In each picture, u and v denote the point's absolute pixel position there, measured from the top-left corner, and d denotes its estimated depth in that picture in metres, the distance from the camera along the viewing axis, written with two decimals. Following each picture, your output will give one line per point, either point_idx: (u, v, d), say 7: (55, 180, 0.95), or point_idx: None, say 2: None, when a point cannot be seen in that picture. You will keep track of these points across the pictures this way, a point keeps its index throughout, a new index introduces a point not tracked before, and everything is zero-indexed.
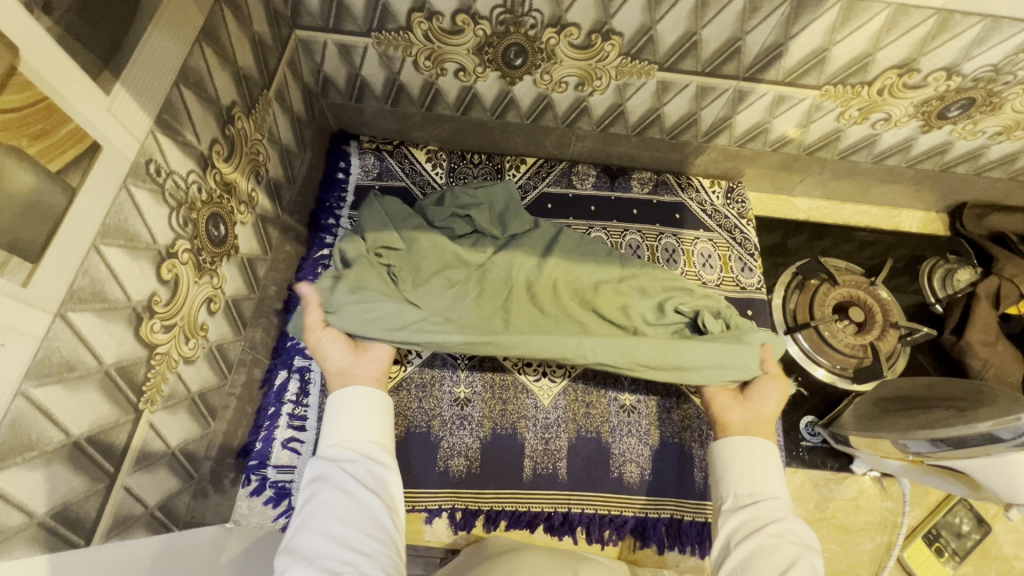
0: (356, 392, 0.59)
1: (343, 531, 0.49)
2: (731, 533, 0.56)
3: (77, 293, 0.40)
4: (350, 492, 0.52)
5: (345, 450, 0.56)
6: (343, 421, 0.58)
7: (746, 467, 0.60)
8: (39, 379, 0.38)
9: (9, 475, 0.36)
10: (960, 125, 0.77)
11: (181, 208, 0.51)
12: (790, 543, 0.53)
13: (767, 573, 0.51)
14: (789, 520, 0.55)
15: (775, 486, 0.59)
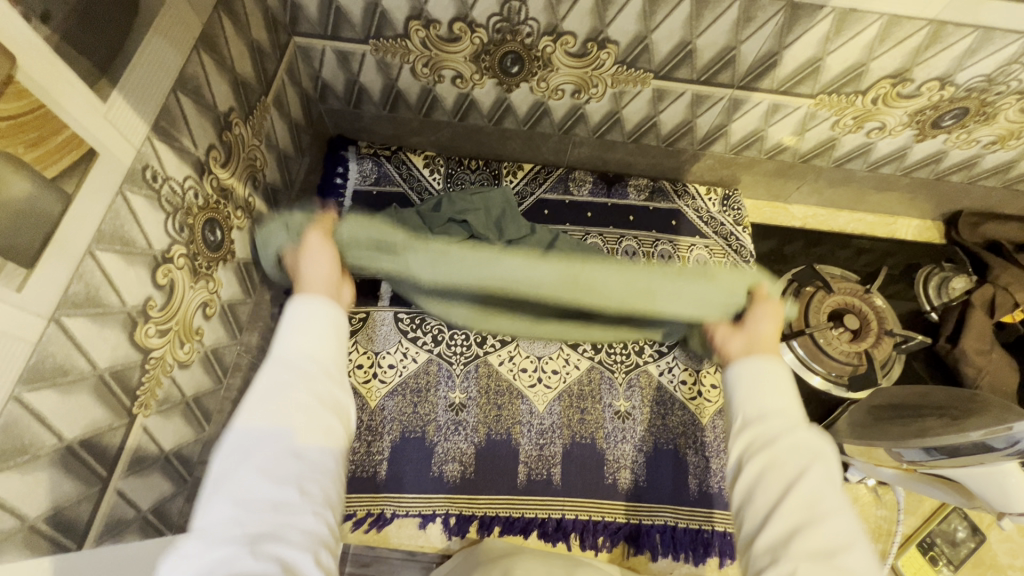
0: (318, 301, 0.48)
1: (278, 452, 0.37)
2: (740, 452, 0.46)
3: (71, 298, 0.40)
4: (293, 409, 0.40)
5: (291, 355, 0.43)
6: (293, 325, 0.46)
7: (755, 383, 0.50)
8: (32, 383, 0.38)
9: (2, 479, 0.36)
10: (954, 134, 0.77)
11: (177, 214, 0.52)
12: (802, 455, 0.43)
13: (775, 490, 0.41)
14: (799, 430, 0.45)
15: (780, 397, 0.48)
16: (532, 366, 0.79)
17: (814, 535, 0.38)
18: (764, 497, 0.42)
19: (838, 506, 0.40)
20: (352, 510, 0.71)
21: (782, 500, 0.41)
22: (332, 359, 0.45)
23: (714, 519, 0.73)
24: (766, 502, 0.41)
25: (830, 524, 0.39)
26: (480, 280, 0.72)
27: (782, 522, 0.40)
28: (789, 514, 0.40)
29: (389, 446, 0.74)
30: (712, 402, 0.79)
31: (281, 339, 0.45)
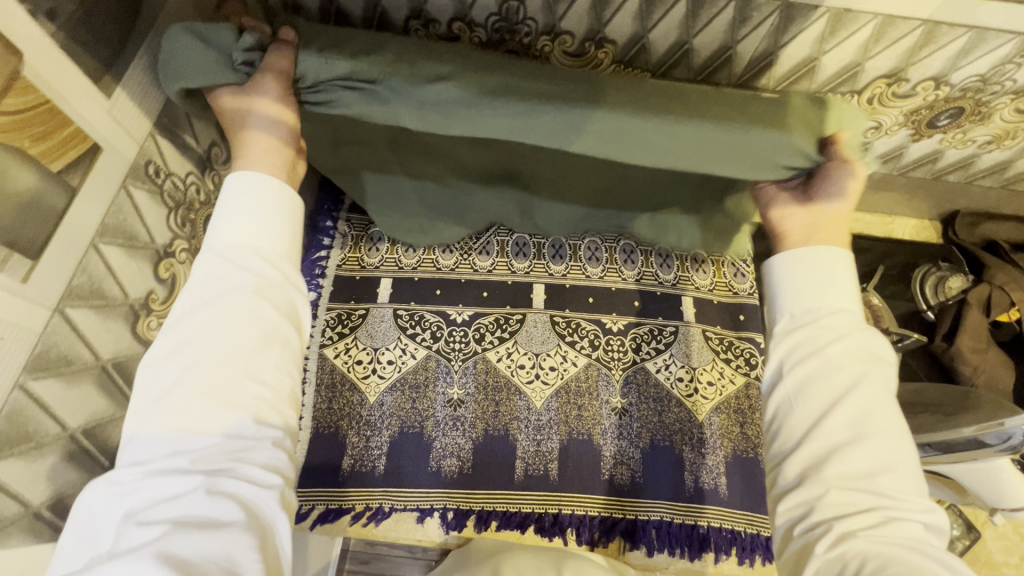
0: (252, 179, 0.45)
1: (224, 373, 0.39)
2: (783, 354, 0.48)
3: (76, 290, 0.41)
4: (233, 325, 0.40)
5: (234, 255, 0.43)
6: (230, 217, 0.44)
7: (822, 273, 0.49)
8: (36, 373, 0.39)
9: (5, 465, 0.37)
10: (950, 134, 0.78)
11: (179, 209, 0.53)
12: (856, 364, 0.45)
13: (823, 398, 0.44)
14: (853, 336, 0.46)
15: (841, 294, 0.49)
16: (530, 362, 0.80)
17: (862, 447, 0.41)
18: (808, 406, 0.45)
19: (884, 415, 0.43)
20: (352, 504, 0.72)
21: (829, 408, 0.44)
22: (277, 255, 0.44)
23: (710, 516, 0.73)
24: (812, 411, 0.44)
25: (871, 437, 0.42)
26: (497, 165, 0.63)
27: (824, 429, 0.43)
28: (837, 425, 0.43)
29: (388, 441, 0.75)
30: (709, 400, 0.79)
31: (216, 226, 0.44)
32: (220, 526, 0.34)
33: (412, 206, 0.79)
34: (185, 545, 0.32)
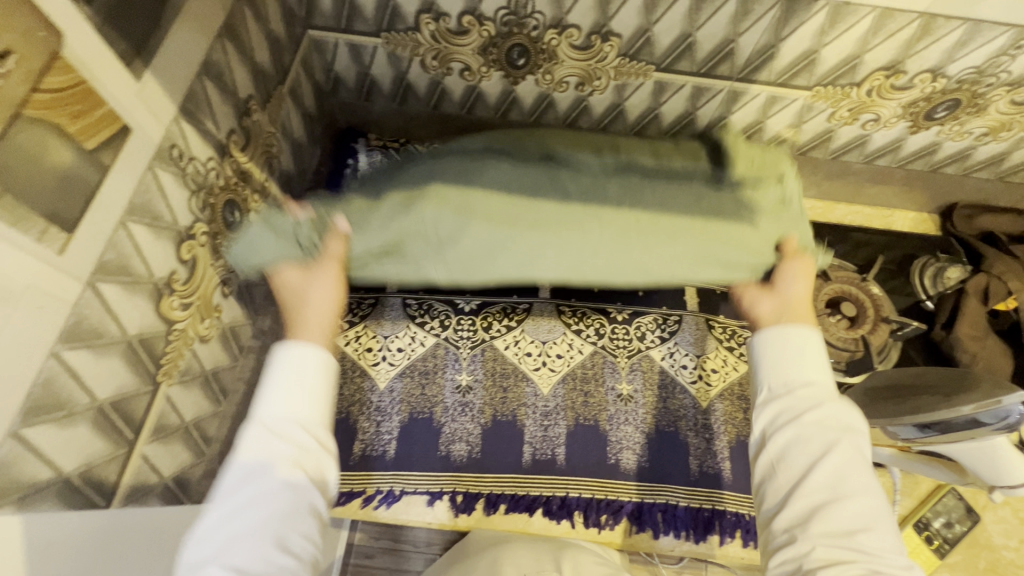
0: (299, 348, 0.48)
1: (264, 539, 0.39)
2: (765, 422, 0.49)
3: (106, 266, 0.43)
4: (266, 491, 0.41)
5: (267, 430, 0.45)
6: (271, 390, 0.46)
7: (798, 353, 0.50)
8: (70, 343, 0.40)
9: (41, 429, 0.39)
10: (946, 126, 0.80)
11: (200, 192, 0.54)
12: (830, 429, 0.46)
13: (801, 466, 0.45)
14: (827, 404, 0.47)
15: (819, 370, 0.50)
16: (537, 350, 0.81)
17: (840, 513, 0.43)
18: (788, 475, 0.46)
19: (861, 478, 0.44)
20: (363, 488, 0.73)
21: (808, 478, 0.44)
22: (313, 419, 0.46)
23: (714, 499, 0.75)
24: (791, 481, 0.45)
25: (850, 502, 0.43)
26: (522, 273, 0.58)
27: (808, 500, 0.44)
28: (814, 491, 0.44)
29: (398, 426, 0.76)
30: (713, 386, 0.80)
31: (260, 398, 0.46)
32: None
33: None
34: None
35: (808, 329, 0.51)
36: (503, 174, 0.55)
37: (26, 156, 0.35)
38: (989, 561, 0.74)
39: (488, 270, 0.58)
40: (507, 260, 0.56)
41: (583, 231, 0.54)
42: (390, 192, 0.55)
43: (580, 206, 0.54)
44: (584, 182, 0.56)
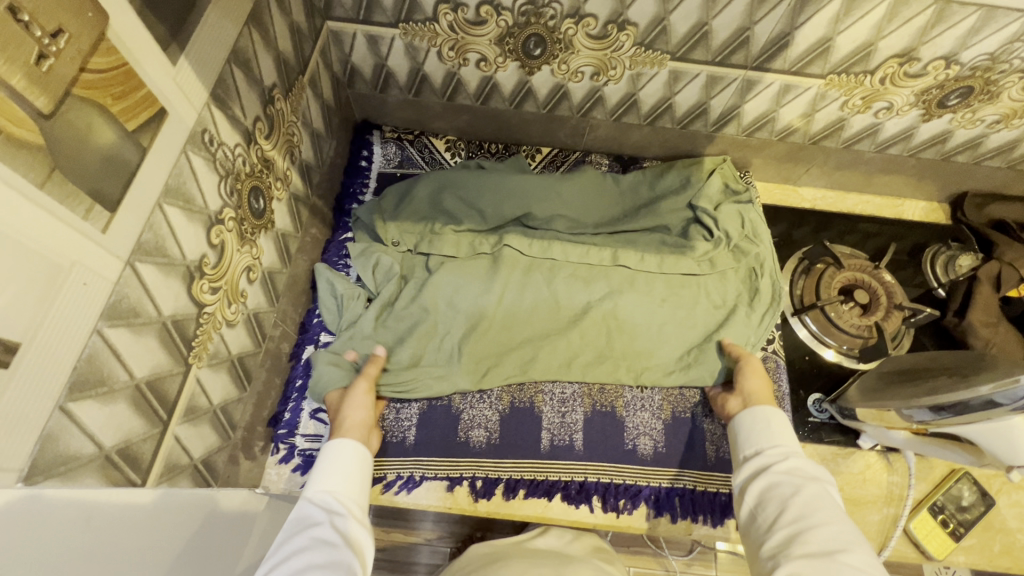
0: (345, 446, 0.60)
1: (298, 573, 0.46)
2: (744, 480, 0.61)
3: (144, 246, 0.44)
4: (324, 542, 0.49)
5: (322, 500, 0.55)
6: (328, 470, 0.58)
7: (767, 428, 0.63)
8: (110, 320, 0.41)
9: (84, 404, 0.40)
10: (959, 113, 0.80)
11: (228, 178, 0.55)
12: (797, 476, 0.57)
13: (774, 507, 0.55)
14: (792, 457, 0.59)
15: (791, 438, 0.62)
16: None
17: (816, 535, 0.50)
18: (767, 515, 0.55)
19: (834, 515, 0.53)
20: (383, 473, 0.74)
21: (783, 514, 0.54)
22: (348, 497, 0.56)
23: (730, 482, 0.75)
24: (771, 521, 0.55)
25: (822, 528, 0.51)
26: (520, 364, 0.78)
27: (786, 529, 0.53)
28: (790, 521, 0.53)
29: (417, 413, 0.77)
30: None
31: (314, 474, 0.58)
32: None
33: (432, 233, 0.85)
34: None
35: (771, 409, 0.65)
36: (509, 292, 0.81)
37: (74, 135, 0.36)
38: (1005, 544, 0.74)
39: (498, 365, 0.78)
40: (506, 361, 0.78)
41: (556, 346, 0.79)
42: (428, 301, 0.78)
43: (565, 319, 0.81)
44: (577, 284, 0.82)
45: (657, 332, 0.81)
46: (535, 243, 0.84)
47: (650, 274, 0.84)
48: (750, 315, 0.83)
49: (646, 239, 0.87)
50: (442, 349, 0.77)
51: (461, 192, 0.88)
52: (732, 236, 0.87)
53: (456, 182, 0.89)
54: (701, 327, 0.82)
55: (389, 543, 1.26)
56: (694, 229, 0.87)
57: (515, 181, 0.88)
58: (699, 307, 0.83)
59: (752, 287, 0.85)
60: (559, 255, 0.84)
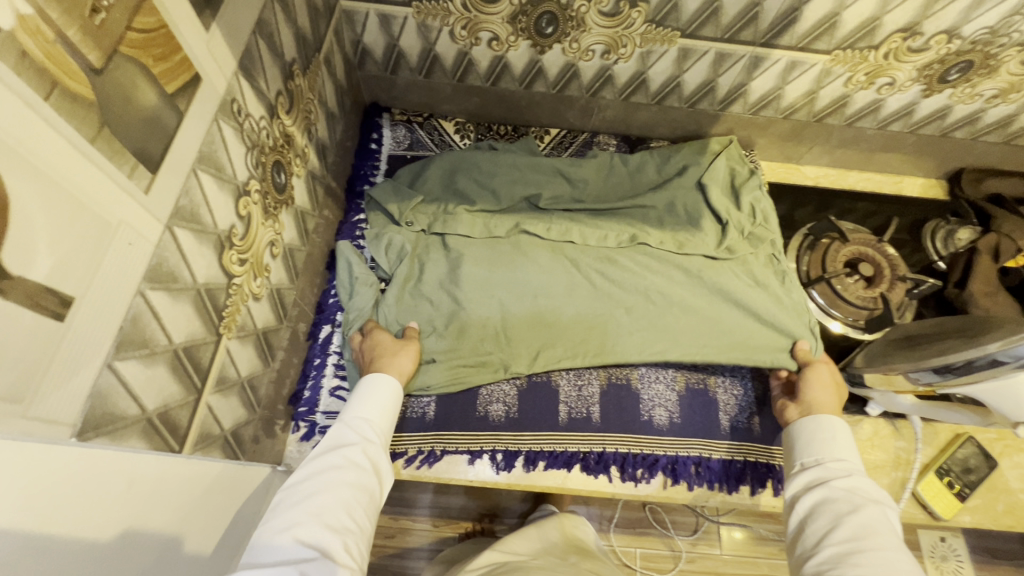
0: (382, 378, 0.65)
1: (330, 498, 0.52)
2: (798, 489, 0.62)
3: (181, 211, 0.44)
4: (353, 466, 0.55)
5: (358, 427, 0.60)
6: (364, 399, 0.63)
7: (833, 439, 0.64)
8: (152, 283, 0.42)
9: (129, 364, 0.40)
10: (959, 88, 0.83)
11: (254, 150, 0.56)
12: (857, 496, 0.57)
13: (826, 521, 0.56)
14: (856, 476, 0.59)
15: (853, 455, 0.63)
16: None
17: (869, 557, 0.50)
18: (818, 529, 0.56)
19: (890, 538, 0.53)
20: (404, 448, 0.74)
21: (834, 532, 0.54)
22: (382, 431, 0.61)
23: (743, 450, 0.77)
24: (820, 534, 0.55)
25: (876, 548, 0.51)
26: (541, 343, 0.79)
27: (837, 547, 0.53)
28: (842, 540, 0.53)
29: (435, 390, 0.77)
30: None
31: (353, 403, 0.63)
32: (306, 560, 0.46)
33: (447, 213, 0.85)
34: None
35: (837, 419, 0.67)
36: (532, 271, 0.81)
37: (119, 94, 0.36)
38: (1008, 504, 0.77)
39: (519, 345, 0.78)
40: (529, 339, 0.78)
41: (577, 326, 0.79)
42: (448, 285, 0.80)
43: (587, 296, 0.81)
44: (601, 266, 0.83)
45: (684, 313, 0.80)
46: (551, 223, 0.85)
47: (670, 258, 0.84)
48: (780, 295, 0.84)
49: (663, 222, 0.88)
50: (463, 328, 0.78)
51: (475, 174, 0.90)
52: (744, 224, 0.88)
53: (475, 164, 0.90)
54: (734, 308, 0.81)
55: (397, 529, 1.27)
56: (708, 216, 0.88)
57: (525, 164, 0.91)
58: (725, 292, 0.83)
59: (778, 269, 0.86)
60: (579, 238, 0.85)
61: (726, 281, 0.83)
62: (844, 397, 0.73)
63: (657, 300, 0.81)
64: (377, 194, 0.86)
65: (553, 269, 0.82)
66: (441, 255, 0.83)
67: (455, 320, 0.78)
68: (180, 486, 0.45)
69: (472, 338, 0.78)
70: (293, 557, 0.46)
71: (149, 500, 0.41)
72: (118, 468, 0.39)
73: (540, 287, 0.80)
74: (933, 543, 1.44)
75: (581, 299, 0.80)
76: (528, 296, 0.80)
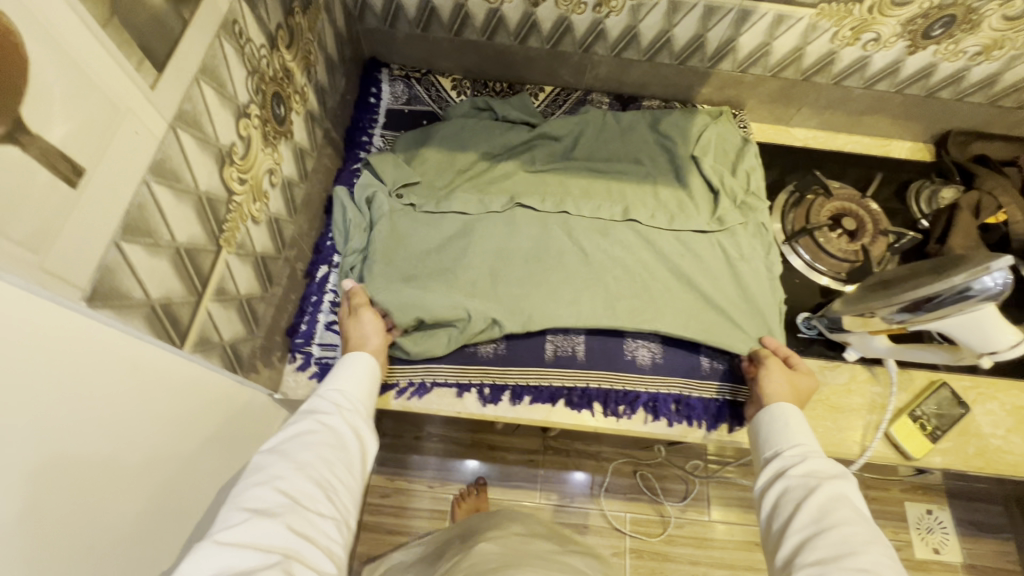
0: (359, 356, 0.69)
1: (310, 454, 0.55)
2: (762, 481, 0.65)
3: (184, 115, 0.47)
4: (332, 432, 0.59)
5: (334, 397, 0.64)
6: (340, 374, 0.66)
7: (785, 427, 0.67)
8: (157, 177, 0.45)
9: (134, 248, 0.43)
10: (942, 45, 0.85)
11: (254, 75, 0.59)
12: (813, 478, 0.60)
13: (787, 508, 0.59)
14: (811, 459, 0.62)
15: (808, 437, 0.66)
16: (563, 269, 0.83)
17: (827, 538, 0.54)
18: (779, 518, 0.59)
19: (850, 513, 0.55)
20: (396, 380, 0.78)
21: (795, 519, 0.57)
22: (360, 402, 0.65)
23: (726, 390, 0.80)
24: (781, 524, 0.59)
25: (832, 529, 0.54)
26: (527, 297, 0.80)
27: (800, 534, 0.56)
28: (803, 526, 0.56)
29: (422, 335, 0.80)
30: None
31: (329, 376, 0.66)
32: (286, 512, 0.50)
33: (443, 175, 0.89)
34: (260, 532, 0.47)
35: (789, 411, 0.69)
36: (529, 241, 0.84)
37: None
38: (977, 447, 0.80)
39: (509, 299, 0.80)
40: (517, 293, 0.80)
41: (566, 283, 0.82)
42: (443, 244, 0.83)
43: (572, 259, 0.84)
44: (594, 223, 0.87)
45: (672, 281, 0.84)
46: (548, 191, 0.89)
47: (661, 231, 0.88)
48: (766, 264, 0.87)
49: (657, 190, 0.92)
50: (450, 281, 0.80)
51: (471, 133, 0.93)
52: (737, 193, 0.92)
53: (477, 130, 0.93)
54: (720, 281, 0.85)
55: (393, 489, 1.35)
56: (698, 184, 0.93)
57: (519, 125, 0.95)
58: (716, 263, 0.87)
59: (766, 240, 0.89)
60: (574, 203, 0.88)
61: (711, 248, 0.88)
62: (801, 385, 0.74)
63: (645, 263, 0.85)
64: (372, 158, 0.88)
65: (547, 234, 0.85)
66: (436, 208, 0.85)
67: (444, 275, 0.80)
68: (171, 416, 0.50)
69: (457, 290, 0.79)
70: (274, 504, 0.50)
71: (133, 471, 0.46)
72: (119, 405, 0.43)
73: (536, 243, 0.84)
74: (919, 516, 1.47)
75: (567, 264, 0.83)
76: (519, 256, 0.83)
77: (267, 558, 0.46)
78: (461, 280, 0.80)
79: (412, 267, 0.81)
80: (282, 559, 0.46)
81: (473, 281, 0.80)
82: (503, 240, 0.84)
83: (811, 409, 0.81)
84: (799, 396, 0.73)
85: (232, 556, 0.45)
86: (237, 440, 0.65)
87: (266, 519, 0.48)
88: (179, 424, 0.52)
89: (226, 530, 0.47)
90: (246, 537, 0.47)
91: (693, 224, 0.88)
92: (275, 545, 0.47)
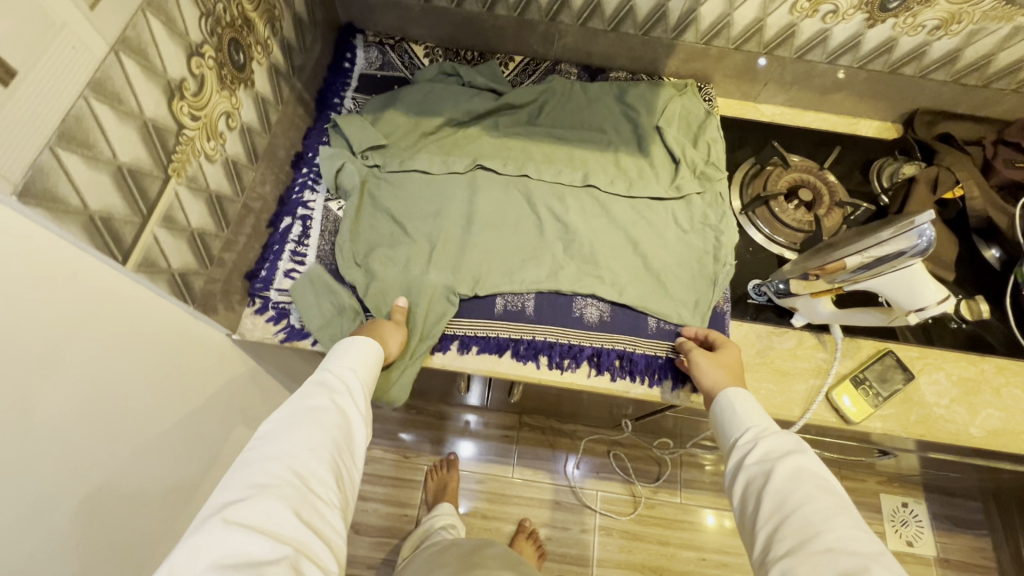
0: (364, 340, 0.70)
1: (317, 438, 0.57)
2: (728, 474, 0.65)
3: (128, 41, 0.50)
4: (338, 417, 0.60)
5: (340, 380, 0.65)
6: (344, 355, 0.67)
7: (733, 414, 0.68)
8: (97, 95, 0.48)
9: (72, 158, 0.47)
10: (900, 18, 0.86)
11: (209, 18, 0.62)
12: (769, 461, 0.61)
13: (753, 500, 0.59)
14: (764, 440, 0.63)
15: (758, 418, 0.66)
16: (517, 232, 0.86)
17: (793, 524, 0.54)
18: (749, 509, 0.59)
19: (809, 493, 0.56)
20: None
21: (760, 508, 0.58)
22: (363, 385, 0.66)
23: (670, 348, 0.82)
24: (750, 514, 0.59)
25: (795, 514, 0.55)
26: (476, 259, 0.84)
27: (767, 527, 0.56)
28: (769, 516, 0.56)
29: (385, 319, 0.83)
30: None
31: (335, 357, 0.68)
32: (297, 500, 0.51)
33: (410, 138, 0.92)
34: (271, 518, 0.49)
35: (728, 396, 0.70)
36: (489, 202, 0.87)
37: None
38: (920, 415, 0.80)
39: (460, 259, 0.84)
40: (468, 255, 0.84)
41: (517, 246, 0.85)
42: (401, 202, 0.87)
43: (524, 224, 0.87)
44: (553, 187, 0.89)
45: (623, 247, 0.87)
46: (511, 155, 0.92)
47: (618, 197, 0.90)
48: (718, 232, 0.89)
49: (619, 158, 0.94)
50: (404, 241, 0.84)
51: (441, 99, 0.96)
52: (696, 163, 0.93)
53: (445, 96, 0.96)
54: (669, 245, 0.88)
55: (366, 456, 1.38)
56: (659, 155, 0.94)
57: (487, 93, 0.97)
58: (668, 230, 0.89)
59: (720, 209, 0.90)
60: (535, 167, 0.90)
61: (664, 215, 0.90)
62: (730, 358, 0.75)
63: (599, 228, 0.87)
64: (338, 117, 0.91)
65: (506, 198, 0.88)
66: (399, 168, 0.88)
67: (397, 233, 0.85)
68: (100, 375, 0.53)
69: (411, 250, 0.84)
70: (284, 489, 0.51)
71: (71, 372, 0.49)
72: (49, 319, 0.46)
73: (494, 204, 0.87)
74: (893, 509, 1.46)
75: (521, 228, 0.87)
76: (475, 218, 0.86)
77: (278, 550, 0.48)
78: (417, 240, 0.84)
79: (371, 224, 0.86)
80: (292, 553, 0.48)
81: (428, 240, 0.84)
82: (462, 202, 0.87)
83: (755, 371, 0.83)
84: (735, 370, 0.74)
85: (243, 542, 0.47)
86: (183, 383, 0.67)
87: (278, 505, 0.50)
88: (114, 362, 0.55)
89: (235, 507, 0.49)
90: (255, 522, 0.49)
91: (649, 191, 0.90)
92: (286, 534, 0.49)
